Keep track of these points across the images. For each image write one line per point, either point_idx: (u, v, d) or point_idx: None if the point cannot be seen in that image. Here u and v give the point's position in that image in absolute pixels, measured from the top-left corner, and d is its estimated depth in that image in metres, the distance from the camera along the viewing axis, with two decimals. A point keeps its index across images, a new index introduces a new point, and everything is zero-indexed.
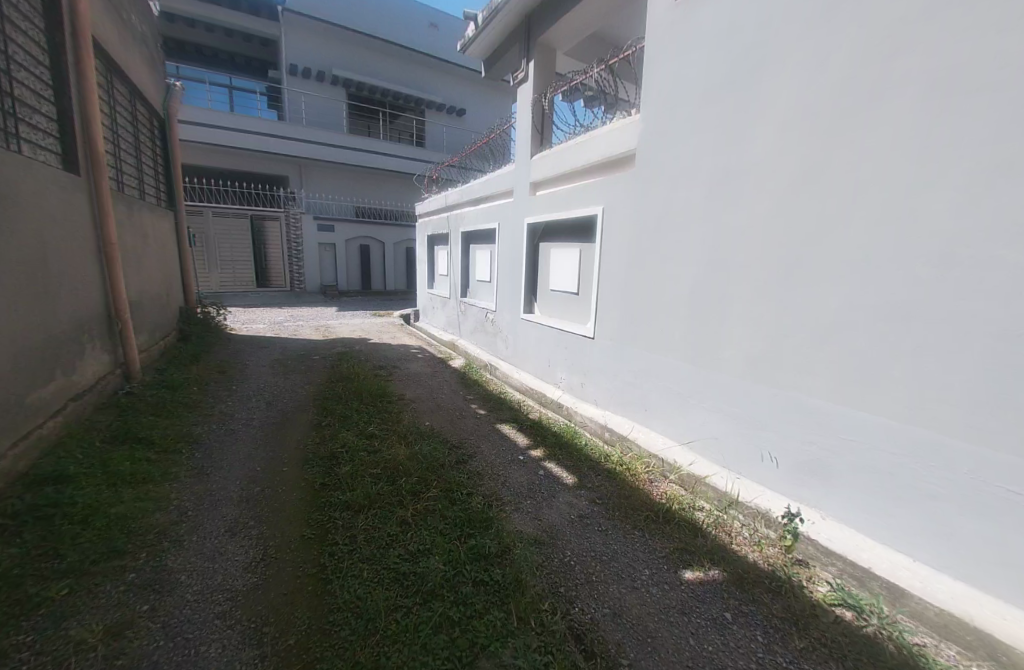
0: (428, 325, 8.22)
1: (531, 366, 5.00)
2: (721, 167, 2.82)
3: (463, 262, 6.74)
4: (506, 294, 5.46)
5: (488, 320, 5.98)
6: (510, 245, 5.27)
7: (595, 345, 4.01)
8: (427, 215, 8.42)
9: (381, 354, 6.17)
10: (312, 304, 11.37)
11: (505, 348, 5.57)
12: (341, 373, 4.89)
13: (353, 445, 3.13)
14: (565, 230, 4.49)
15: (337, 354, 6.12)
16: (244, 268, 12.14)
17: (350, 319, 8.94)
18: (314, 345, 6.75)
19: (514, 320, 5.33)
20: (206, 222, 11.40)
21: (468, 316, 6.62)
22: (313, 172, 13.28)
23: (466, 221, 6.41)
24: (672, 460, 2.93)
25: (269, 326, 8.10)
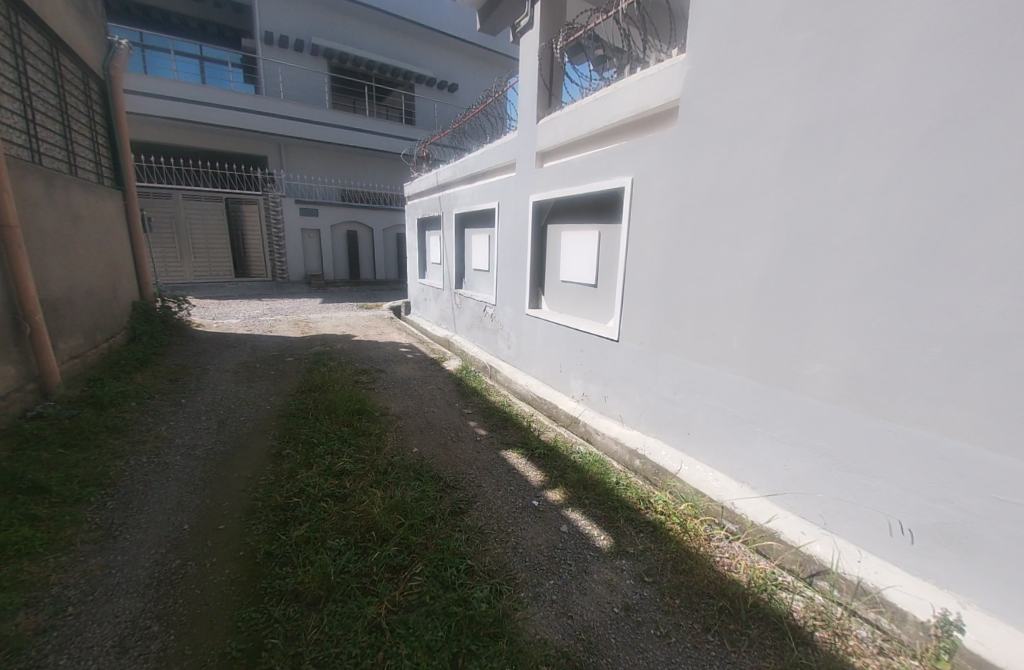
0: (421, 319, 7.43)
1: (539, 371, 4.26)
2: (812, 114, 2.04)
3: (457, 248, 5.94)
4: (508, 286, 4.69)
5: (487, 315, 5.22)
6: (512, 227, 4.47)
7: (620, 349, 3.27)
8: (418, 197, 7.56)
9: (366, 354, 5.39)
10: (295, 295, 10.53)
11: (508, 349, 4.82)
12: (314, 381, 4.12)
13: (316, 488, 2.39)
14: (580, 209, 3.71)
15: (314, 354, 5.35)
16: (221, 256, 11.23)
17: (334, 312, 8.13)
18: (290, 343, 5.97)
19: (518, 316, 4.58)
20: (176, 206, 10.44)
21: (464, 310, 5.84)
22: (294, 151, 12.26)
23: (461, 201, 5.59)
24: (743, 515, 2.30)
25: (244, 321, 7.29)
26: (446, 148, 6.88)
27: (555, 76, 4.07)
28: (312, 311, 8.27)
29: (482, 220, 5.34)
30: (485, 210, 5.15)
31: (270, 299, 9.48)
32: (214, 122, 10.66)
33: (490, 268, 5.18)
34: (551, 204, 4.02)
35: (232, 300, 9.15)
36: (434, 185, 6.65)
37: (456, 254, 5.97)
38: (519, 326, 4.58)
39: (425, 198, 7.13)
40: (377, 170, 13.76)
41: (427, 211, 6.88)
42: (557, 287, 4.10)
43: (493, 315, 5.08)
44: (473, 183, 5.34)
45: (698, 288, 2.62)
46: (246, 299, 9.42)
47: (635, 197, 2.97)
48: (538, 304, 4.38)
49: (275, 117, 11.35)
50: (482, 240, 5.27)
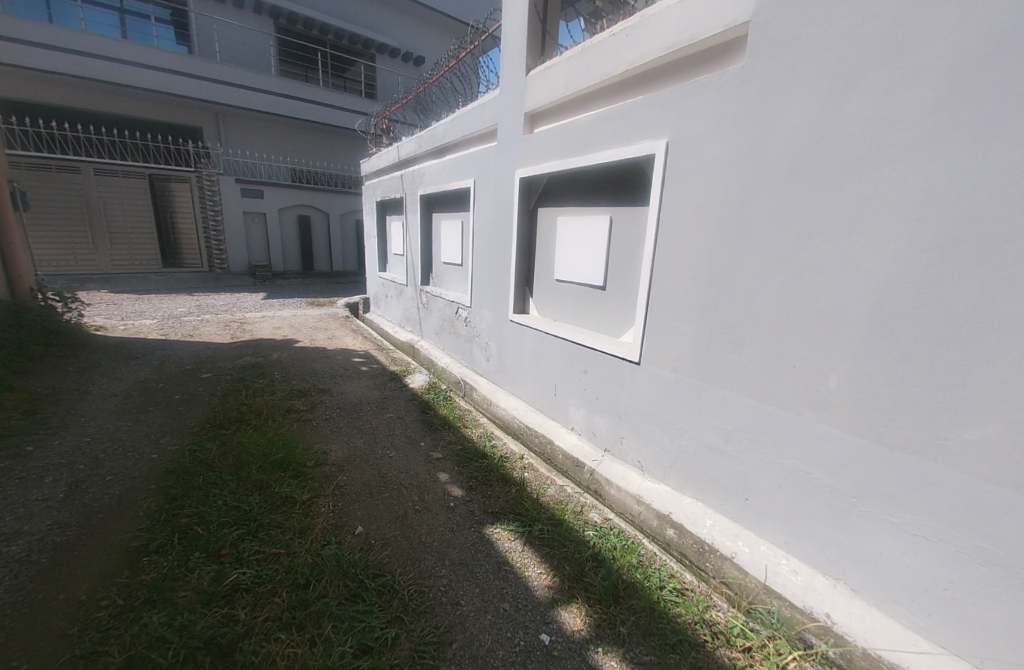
0: (381, 318, 6.40)
1: (527, 393, 3.39)
2: (1002, 30, 1.28)
3: (423, 237, 4.94)
4: (487, 286, 3.77)
5: (460, 318, 4.29)
6: (493, 211, 3.54)
7: (640, 374, 2.45)
8: (377, 175, 6.46)
9: (310, 366, 4.34)
10: (235, 289, 9.13)
11: (486, 361, 3.92)
12: (228, 412, 3.06)
13: (185, 638, 1.43)
14: (583, 188, 2.84)
15: (242, 368, 4.24)
16: (146, 244, 9.44)
17: (276, 310, 6.91)
18: (214, 352, 4.79)
19: (499, 323, 3.68)
20: (87, 183, 8.68)
21: (432, 311, 4.88)
22: (234, 123, 10.68)
23: (428, 179, 4.59)
24: (866, 654, 1.58)
25: (161, 322, 5.97)
26: (408, 117, 5.80)
27: (552, 15, 3.15)
28: (251, 308, 7.03)
29: (453, 204, 4.37)
30: (458, 191, 4.19)
31: (203, 294, 8.11)
32: (135, 85, 8.99)
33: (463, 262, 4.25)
34: (543, 182, 3.14)
35: (154, 295, 7.72)
36: (394, 161, 5.58)
37: (421, 244, 4.97)
38: (500, 335, 3.68)
39: (384, 176, 6.04)
40: (332, 149, 12.37)
41: (387, 191, 5.82)
42: (551, 287, 3.22)
43: (468, 320, 4.16)
44: (442, 157, 4.36)
45: (772, 298, 1.83)
46: (173, 294, 8.01)
47: (672, 169, 2.15)
48: (524, 308, 3.50)
49: (211, 82, 9.78)
50: (453, 227, 4.32)
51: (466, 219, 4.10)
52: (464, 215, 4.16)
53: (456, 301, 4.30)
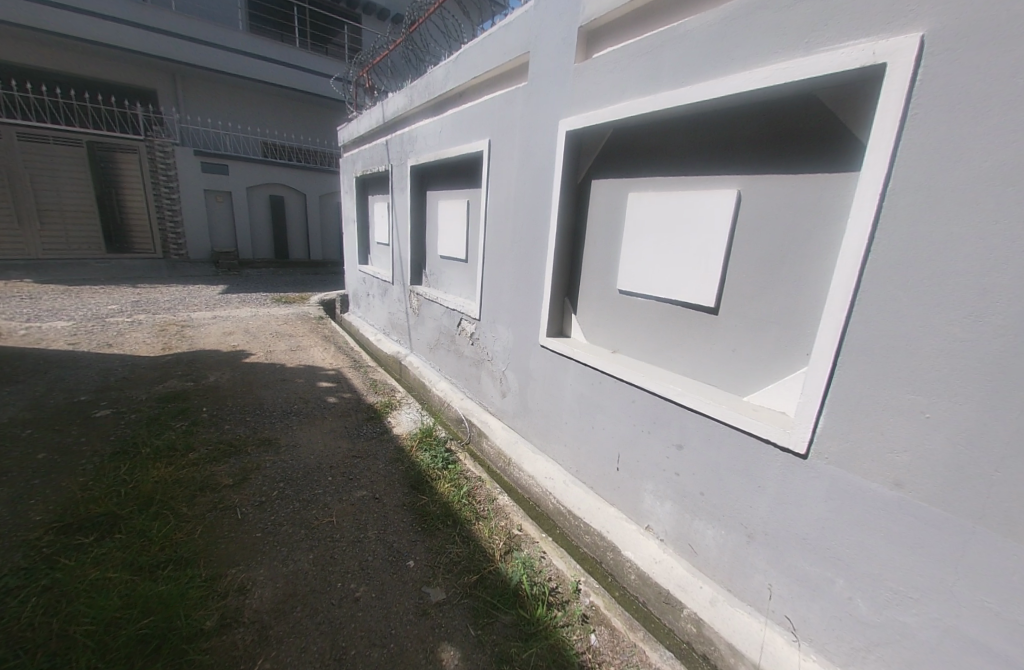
0: (361, 321, 5.21)
1: (567, 457, 2.28)
2: None
3: (414, 222, 3.77)
4: (505, 293, 2.62)
5: (465, 334, 3.15)
6: (518, 186, 2.39)
7: (806, 477, 1.39)
8: (357, 145, 5.19)
9: (258, 396, 3.14)
10: (192, 280, 7.80)
11: (501, 399, 2.79)
12: (95, 501, 1.86)
13: None
14: (684, 145, 1.73)
15: (161, 398, 3.02)
16: (86, 224, 7.82)
17: (232, 308, 5.64)
18: (132, 370, 3.54)
19: (523, 349, 2.55)
20: (8, 149, 7.01)
21: (426, 320, 3.73)
22: (193, 86, 9.16)
23: (423, 145, 3.40)
24: None
25: (77, 321, 4.64)
26: (395, 69, 4.52)
27: None
28: (202, 305, 5.74)
29: (456, 179, 3.20)
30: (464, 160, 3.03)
31: (149, 286, 6.78)
32: (69, 33, 7.37)
33: (471, 258, 3.11)
34: (605, 140, 2.02)
35: (86, 287, 6.36)
36: (378, 123, 4.34)
37: (412, 230, 3.78)
38: (524, 366, 2.55)
39: (366, 145, 4.79)
40: (310, 121, 10.91)
41: (370, 164, 4.59)
42: (611, 303, 2.09)
43: (475, 338, 3.02)
44: (443, 113, 3.17)
45: None
46: (112, 285, 6.66)
47: (934, 102, 1.08)
48: (564, 331, 2.38)
49: (164, 35, 8.24)
50: (457, 211, 3.16)
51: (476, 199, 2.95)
52: (471, 195, 3.01)
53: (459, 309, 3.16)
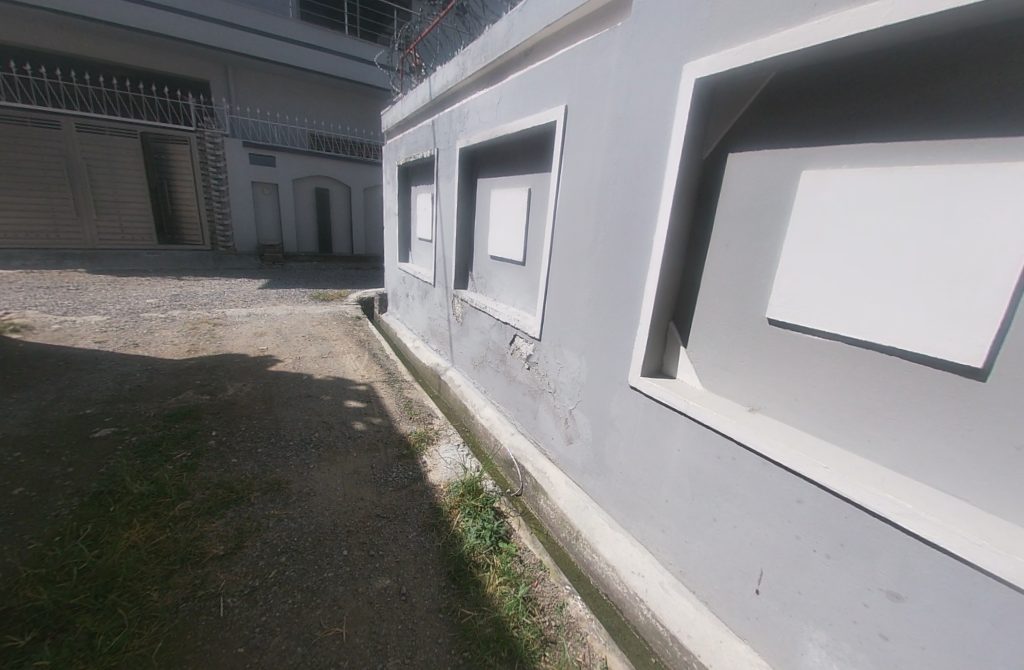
0: (400, 325, 4.74)
1: (667, 548, 1.62)
2: None
3: (460, 215, 3.20)
4: (578, 311, 1.99)
5: (518, 354, 2.54)
6: (609, 165, 1.74)
7: None
8: (401, 130, 4.68)
9: (277, 417, 2.69)
10: (236, 273, 7.69)
11: (564, 445, 2.16)
12: (39, 583, 1.40)
13: None
14: (935, 93, 1.03)
15: (170, 416, 2.62)
16: (139, 214, 7.90)
17: (269, 305, 5.34)
18: (151, 376, 3.21)
19: (601, 386, 1.90)
20: (69, 139, 7.13)
21: (472, 333, 3.15)
22: (244, 77, 9.09)
23: (475, 121, 2.82)
24: None
25: (112, 316, 4.45)
26: (446, 40, 3.96)
27: None
28: (240, 300, 5.49)
29: (515, 163, 2.59)
30: (529, 138, 2.41)
31: (194, 278, 6.69)
32: (128, 24, 7.42)
33: (531, 261, 2.50)
34: (763, 92, 1.34)
35: (134, 278, 6.33)
36: (425, 102, 3.78)
37: (458, 225, 3.21)
38: (602, 409, 1.90)
39: (411, 128, 4.25)
40: (357, 111, 10.62)
41: (414, 149, 4.05)
42: (754, 339, 1.41)
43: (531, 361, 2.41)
44: (501, 80, 2.56)
45: None
46: (158, 277, 6.60)
47: None
48: (666, 370, 1.71)
49: (217, 25, 8.17)
50: (516, 202, 2.55)
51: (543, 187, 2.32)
52: (535, 181, 2.39)
53: (512, 324, 2.56)
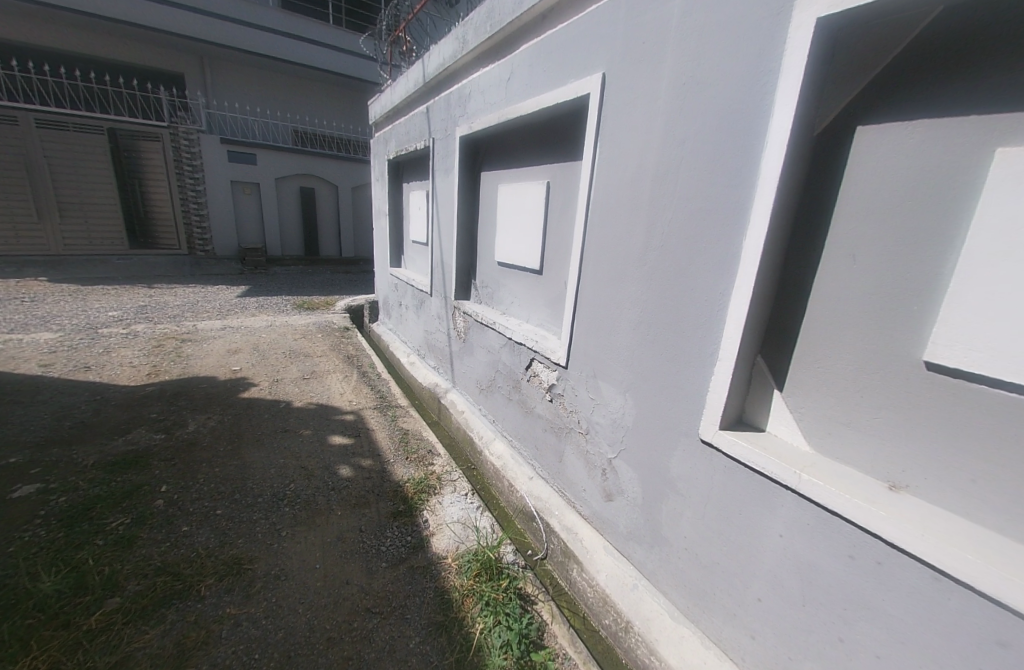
0: (393, 337, 4.28)
1: (759, 662, 1.21)
2: None
3: (461, 215, 2.75)
4: (622, 339, 1.55)
5: (535, 383, 2.10)
6: (673, 150, 1.31)
7: None
8: (391, 121, 4.21)
9: (244, 462, 2.21)
10: (213, 280, 7.13)
11: (601, 502, 1.73)
12: None
13: None
14: None
15: (112, 464, 2.14)
16: (107, 217, 7.31)
17: (247, 316, 4.84)
18: (98, 407, 2.71)
19: (655, 437, 1.47)
20: (26, 136, 6.52)
21: (477, 353, 2.69)
22: (222, 69, 8.52)
23: (480, 103, 2.38)
24: None
25: (65, 333, 3.92)
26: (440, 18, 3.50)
27: None
28: (214, 311, 4.97)
29: (530, 154, 2.15)
30: (549, 121, 1.97)
31: (167, 287, 6.14)
32: (90, 10, 6.83)
33: (553, 272, 2.06)
34: (918, 38, 0.93)
35: (99, 287, 5.78)
36: (417, 87, 3.32)
37: (458, 227, 2.76)
38: (658, 466, 1.47)
39: (402, 119, 3.79)
40: (344, 106, 10.07)
41: (406, 142, 3.58)
42: (904, 392, 0.99)
43: (552, 395, 1.97)
44: (512, 52, 2.12)
45: None
46: (127, 285, 6.05)
47: None
48: (754, 422, 1.29)
49: (190, 12, 7.60)
50: (534, 200, 2.11)
51: (569, 181, 1.89)
52: (558, 175, 1.95)
53: (528, 346, 2.12)
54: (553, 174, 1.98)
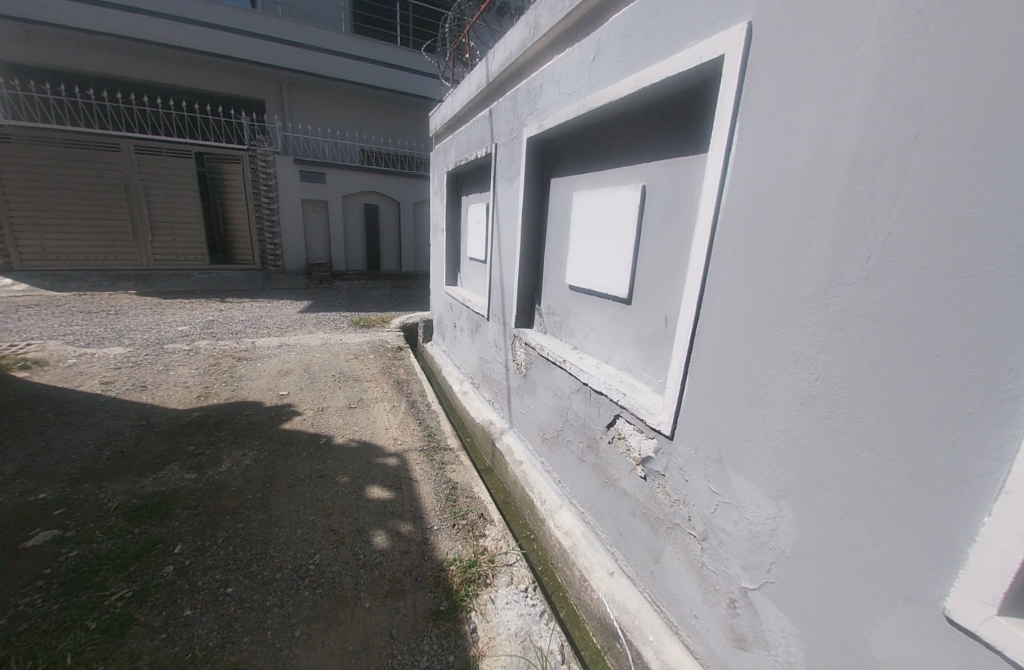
0: (446, 361, 3.94)
1: None
2: None
3: (525, 230, 2.33)
4: (774, 416, 1.02)
5: (618, 448, 1.59)
6: (900, 122, 0.78)
7: None
8: (451, 131, 3.93)
9: (269, 517, 1.90)
10: (279, 295, 7.33)
11: (724, 646, 1.18)
12: None
13: None
14: None
15: (135, 508, 1.93)
16: (192, 234, 7.84)
17: (304, 333, 4.77)
18: (142, 433, 2.59)
19: (836, 585, 0.91)
20: (128, 162, 7.17)
21: (541, 394, 2.23)
22: (298, 94, 8.98)
23: (553, 96, 1.96)
24: None
25: (135, 348, 3.99)
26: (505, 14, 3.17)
27: None
28: (274, 327, 4.95)
29: (621, 151, 1.68)
30: (651, 104, 1.50)
31: (237, 301, 6.35)
32: (186, 46, 7.43)
33: (650, 304, 1.56)
34: None
35: (177, 301, 6.08)
36: (477, 89, 2.99)
37: (522, 243, 2.33)
38: (844, 633, 0.91)
39: (462, 126, 3.48)
40: (408, 123, 10.22)
41: (466, 151, 3.26)
42: None
43: (646, 472, 1.45)
44: (596, 26, 1.68)
45: None
46: (201, 299, 6.33)
47: None
48: None
49: (271, 42, 8.06)
50: (626, 209, 1.63)
51: (682, 183, 1.38)
52: (664, 175, 1.46)
53: (610, 399, 1.63)
54: (655, 174, 1.50)
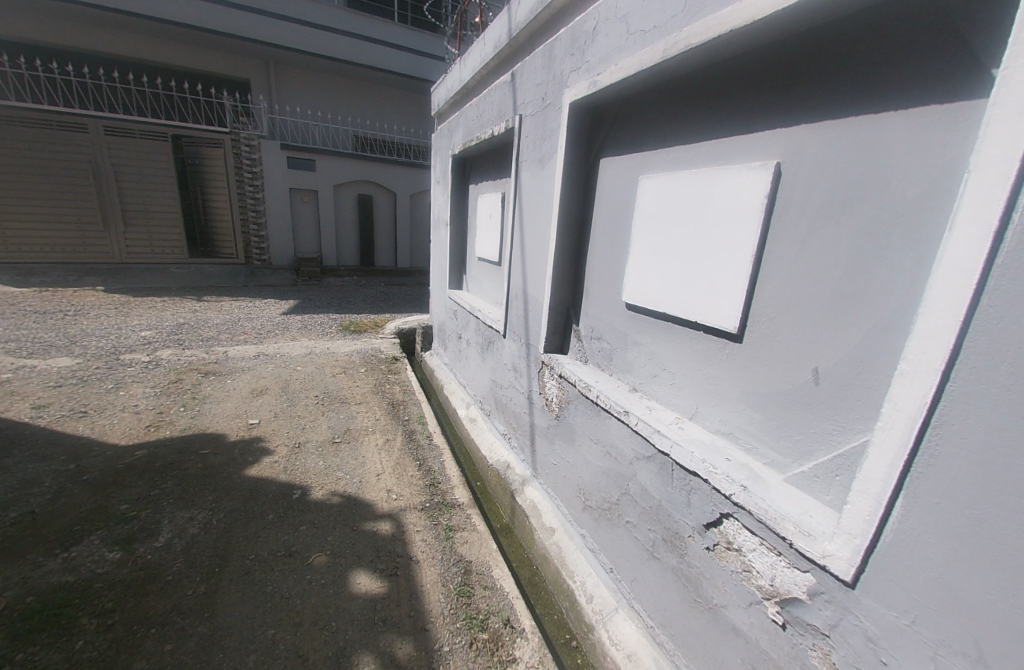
0: (450, 378, 3.39)
1: None
2: None
3: (561, 227, 1.77)
4: None
5: (724, 562, 1.09)
6: None
7: None
8: (457, 108, 3.33)
9: (210, 634, 1.34)
10: (263, 293, 6.71)
11: None
12: None
13: None
14: None
15: (21, 615, 1.35)
16: (169, 224, 7.17)
17: (286, 340, 4.18)
18: (63, 480, 2.00)
19: None
20: (96, 143, 6.48)
21: (583, 447, 1.67)
22: (286, 74, 8.27)
23: (619, 44, 1.41)
24: None
25: (84, 357, 3.38)
26: None
27: None
28: (253, 332, 4.35)
29: (748, 110, 1.12)
30: (825, 23, 0.94)
31: (214, 300, 5.73)
32: (160, 16, 6.71)
33: (787, 347, 1.04)
34: None
35: (146, 299, 5.45)
36: (493, 51, 2.40)
37: (558, 245, 1.79)
38: None
39: (472, 100, 2.89)
40: (406, 108, 9.51)
41: (478, 129, 2.68)
42: None
43: (785, 617, 0.96)
44: None
45: None
46: (175, 297, 5.69)
47: None
48: None
49: (256, 14, 7.34)
50: (748, 203, 1.09)
51: (878, 161, 0.86)
52: (835, 149, 0.93)
53: (713, 486, 1.10)
54: (814, 148, 0.97)
